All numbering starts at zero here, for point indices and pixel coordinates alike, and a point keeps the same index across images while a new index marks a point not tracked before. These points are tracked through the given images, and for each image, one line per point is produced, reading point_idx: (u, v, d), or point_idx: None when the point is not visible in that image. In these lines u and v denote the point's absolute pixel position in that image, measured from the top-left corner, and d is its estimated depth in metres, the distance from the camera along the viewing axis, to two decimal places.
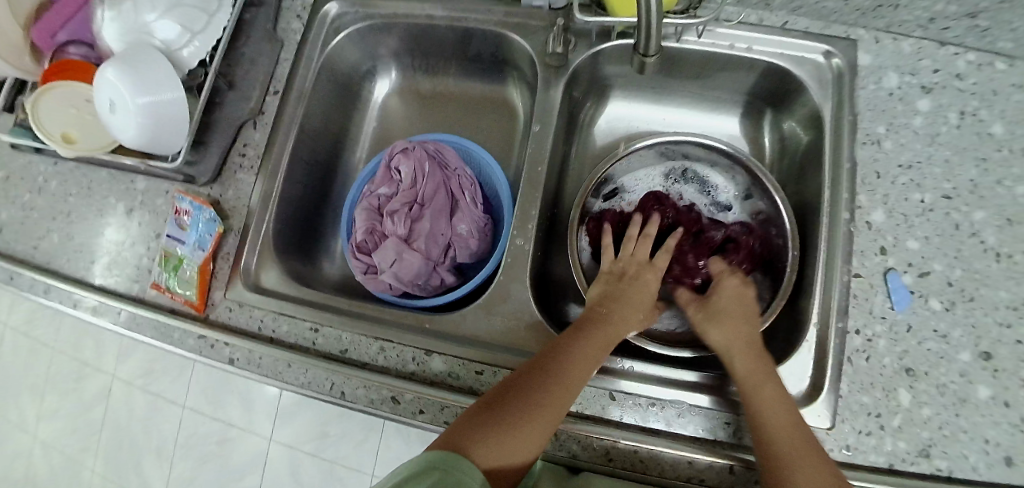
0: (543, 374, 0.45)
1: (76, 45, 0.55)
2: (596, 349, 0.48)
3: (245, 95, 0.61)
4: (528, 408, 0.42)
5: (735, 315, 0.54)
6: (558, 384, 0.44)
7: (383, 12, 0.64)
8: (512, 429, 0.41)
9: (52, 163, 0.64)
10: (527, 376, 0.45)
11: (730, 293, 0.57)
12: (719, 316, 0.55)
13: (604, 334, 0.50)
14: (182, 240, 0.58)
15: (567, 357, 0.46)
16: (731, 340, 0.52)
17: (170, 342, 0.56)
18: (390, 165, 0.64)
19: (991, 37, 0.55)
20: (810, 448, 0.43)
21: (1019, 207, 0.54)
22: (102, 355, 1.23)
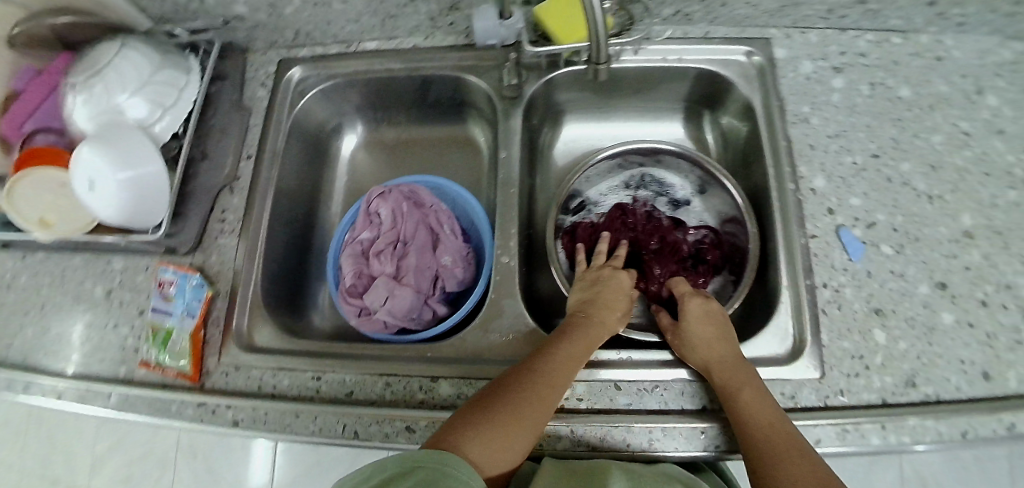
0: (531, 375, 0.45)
1: (42, 133, 0.55)
2: (578, 348, 0.49)
3: (219, 163, 0.63)
4: (519, 404, 0.42)
5: (704, 336, 0.53)
6: (548, 383, 0.44)
7: (345, 71, 0.68)
8: (505, 423, 0.41)
9: (19, 257, 0.63)
10: (515, 378, 0.45)
11: (696, 311, 0.56)
12: (688, 338, 0.54)
13: (585, 334, 0.51)
14: (169, 311, 0.58)
15: (556, 357, 0.47)
16: (706, 358, 0.52)
17: (169, 415, 0.54)
18: (369, 210, 0.66)
19: (883, 18, 0.63)
20: (801, 456, 0.43)
21: (938, 154, 0.60)
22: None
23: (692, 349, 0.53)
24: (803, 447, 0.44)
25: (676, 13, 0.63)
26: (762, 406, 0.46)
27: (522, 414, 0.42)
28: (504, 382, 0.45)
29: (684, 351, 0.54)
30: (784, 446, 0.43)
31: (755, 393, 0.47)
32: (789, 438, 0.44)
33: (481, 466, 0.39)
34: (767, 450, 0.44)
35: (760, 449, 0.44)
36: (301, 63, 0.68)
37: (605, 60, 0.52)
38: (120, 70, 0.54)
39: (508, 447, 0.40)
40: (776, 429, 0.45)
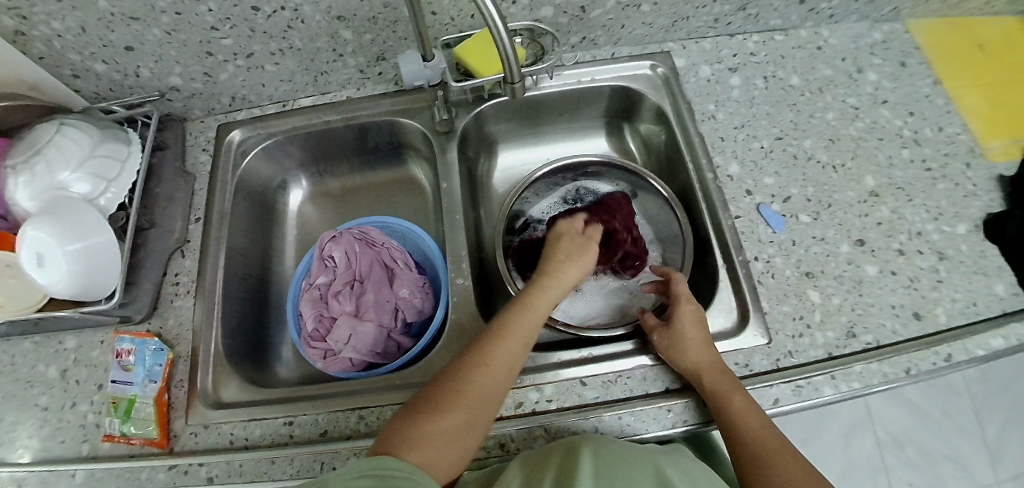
0: (475, 372, 0.46)
1: None
2: (522, 333, 0.50)
3: (167, 229, 0.65)
4: (448, 396, 0.45)
5: (695, 346, 0.52)
6: (476, 367, 0.47)
7: (285, 128, 0.72)
8: (435, 419, 0.43)
9: None
10: (459, 376, 0.46)
11: (689, 318, 0.54)
12: (677, 347, 0.53)
13: (529, 316, 0.52)
14: (130, 381, 0.57)
15: (485, 342, 0.49)
16: (697, 371, 0.51)
17: (138, 484, 0.52)
18: (323, 255, 0.67)
19: (764, 20, 0.70)
20: (791, 462, 0.45)
21: (833, 128, 0.67)
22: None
23: (681, 359, 0.52)
24: (790, 451, 0.46)
25: (582, 39, 0.69)
26: (751, 417, 0.47)
27: (468, 412, 0.44)
28: (449, 382, 0.46)
29: (673, 358, 0.53)
30: (776, 454, 0.46)
31: (744, 402, 0.48)
32: (779, 447, 0.46)
33: (426, 465, 0.41)
34: (763, 465, 0.45)
35: (760, 466, 0.45)
36: (240, 126, 0.72)
37: (519, 79, 0.51)
38: (61, 149, 0.56)
39: (456, 446, 0.43)
40: (767, 438, 0.46)
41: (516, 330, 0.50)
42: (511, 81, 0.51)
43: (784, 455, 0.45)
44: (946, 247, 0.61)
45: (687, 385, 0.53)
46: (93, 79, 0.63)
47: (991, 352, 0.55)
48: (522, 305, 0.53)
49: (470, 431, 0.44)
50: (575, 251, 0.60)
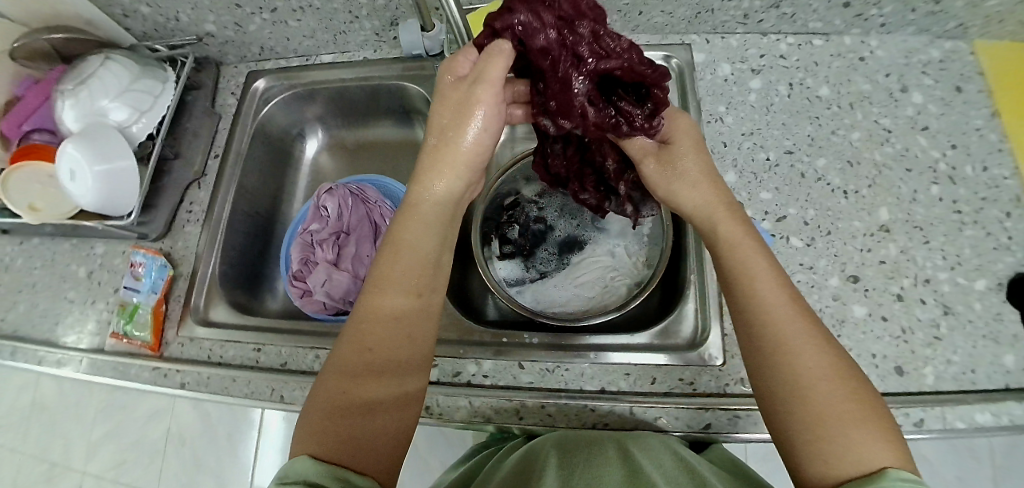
0: (361, 358, 0.42)
1: (40, 133, 0.66)
2: (397, 292, 0.44)
3: (189, 161, 0.72)
4: (353, 383, 0.40)
5: (702, 172, 0.48)
6: (368, 346, 0.42)
7: (305, 81, 0.77)
8: (350, 409, 0.39)
9: (18, 243, 0.74)
10: (346, 371, 0.41)
11: (687, 134, 0.50)
12: (684, 176, 0.48)
13: (404, 268, 0.45)
14: (137, 289, 0.65)
15: (369, 317, 0.43)
16: (706, 207, 0.46)
17: (128, 378, 0.61)
18: (317, 205, 0.71)
19: (801, 21, 0.67)
20: (818, 337, 0.39)
21: (855, 150, 0.63)
22: (67, 454, 1.23)
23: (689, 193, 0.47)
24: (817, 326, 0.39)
25: None
26: (768, 278, 0.41)
27: (372, 397, 0.41)
28: (337, 377, 0.41)
29: (682, 194, 0.48)
30: (800, 329, 0.39)
31: (764, 259, 0.43)
32: (803, 319, 0.39)
33: (355, 458, 0.37)
34: (785, 337, 0.39)
35: (784, 337, 0.39)
36: (264, 75, 0.77)
37: (465, 42, 0.55)
38: (101, 79, 0.64)
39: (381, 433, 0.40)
40: (791, 309, 0.40)
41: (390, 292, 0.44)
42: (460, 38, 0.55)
43: (808, 328, 0.39)
44: (956, 302, 0.55)
45: (623, 389, 0.53)
46: (140, 19, 0.71)
47: (972, 427, 0.50)
48: (391, 255, 0.46)
49: (385, 410, 0.41)
50: (450, 125, 0.46)
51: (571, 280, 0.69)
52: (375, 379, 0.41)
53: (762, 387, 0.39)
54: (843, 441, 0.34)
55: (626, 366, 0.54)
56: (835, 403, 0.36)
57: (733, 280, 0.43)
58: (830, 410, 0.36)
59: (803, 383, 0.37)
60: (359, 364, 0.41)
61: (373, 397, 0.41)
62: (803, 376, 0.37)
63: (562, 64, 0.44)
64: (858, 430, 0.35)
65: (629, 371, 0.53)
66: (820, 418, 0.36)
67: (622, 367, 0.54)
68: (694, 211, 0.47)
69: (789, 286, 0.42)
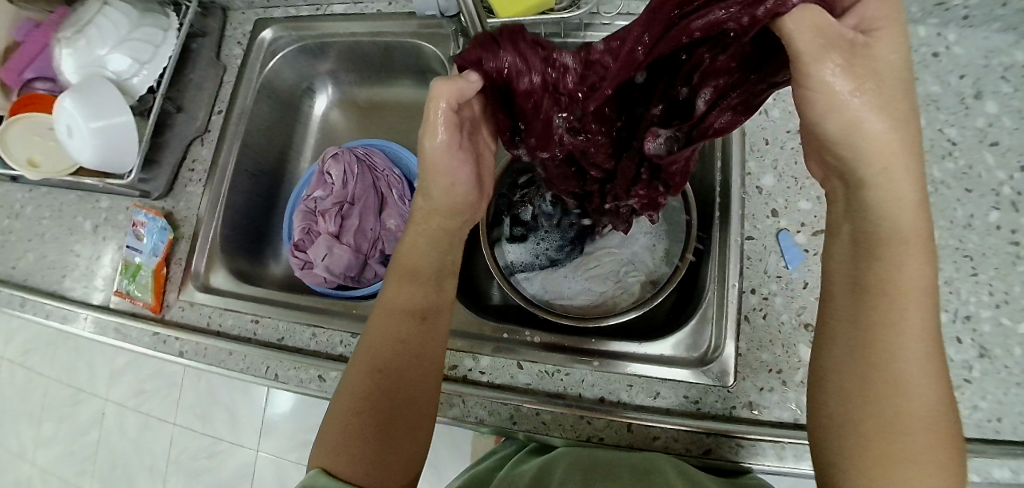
0: (385, 361, 0.44)
1: (42, 81, 0.66)
2: (418, 295, 0.47)
3: (191, 117, 0.70)
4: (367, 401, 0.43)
5: (890, 106, 0.33)
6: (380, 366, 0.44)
7: (315, 33, 0.71)
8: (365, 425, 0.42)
9: (28, 190, 0.77)
10: (364, 386, 0.44)
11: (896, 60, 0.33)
12: (878, 110, 0.33)
13: (409, 291, 0.47)
14: (139, 249, 0.66)
15: (383, 335, 0.45)
16: (886, 164, 0.33)
17: (129, 340, 0.64)
18: (322, 171, 0.68)
19: None
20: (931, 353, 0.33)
21: None
22: (94, 380, 1.32)
23: (870, 139, 0.33)
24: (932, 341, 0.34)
25: None
26: (917, 276, 0.33)
27: (393, 399, 0.43)
28: (365, 370, 0.44)
29: (860, 135, 0.33)
30: (925, 344, 0.33)
31: (921, 256, 0.33)
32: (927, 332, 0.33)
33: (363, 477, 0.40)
34: (914, 355, 0.33)
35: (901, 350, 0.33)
36: (273, 24, 0.72)
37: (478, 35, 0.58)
38: (99, 27, 0.62)
39: (401, 436, 0.43)
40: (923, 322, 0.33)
41: (409, 300, 0.47)
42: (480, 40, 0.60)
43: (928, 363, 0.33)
44: (994, 344, 0.51)
45: (624, 401, 0.51)
46: None
47: (986, 481, 0.48)
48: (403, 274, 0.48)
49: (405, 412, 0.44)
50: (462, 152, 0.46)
51: (583, 272, 0.65)
52: (396, 383, 0.44)
53: (832, 395, 0.35)
54: (913, 467, 0.32)
55: (630, 377, 0.52)
56: (920, 428, 0.32)
57: (871, 277, 0.34)
58: (921, 437, 0.32)
59: (897, 420, 0.32)
60: (382, 368, 0.44)
61: (394, 401, 0.43)
62: (908, 394, 0.32)
63: (545, 107, 0.40)
64: (938, 458, 0.32)
65: (632, 382, 0.52)
66: (903, 440, 0.32)
67: (627, 377, 0.52)
68: (858, 160, 0.34)
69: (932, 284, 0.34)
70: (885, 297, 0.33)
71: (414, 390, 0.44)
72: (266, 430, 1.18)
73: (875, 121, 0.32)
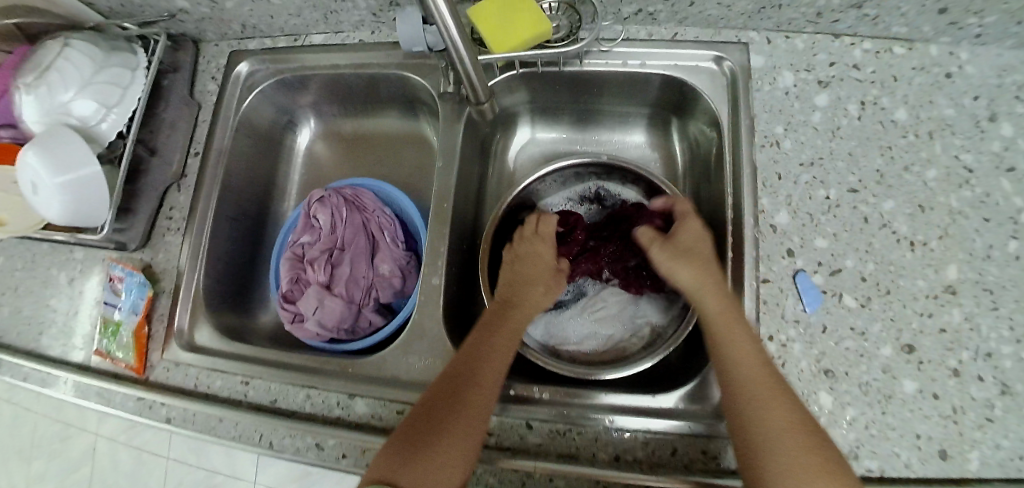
0: (452, 382, 0.47)
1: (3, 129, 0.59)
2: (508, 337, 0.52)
3: (167, 161, 0.66)
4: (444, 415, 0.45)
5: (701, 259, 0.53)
6: (472, 385, 0.47)
7: (293, 66, 0.67)
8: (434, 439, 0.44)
9: None
10: (445, 400, 0.46)
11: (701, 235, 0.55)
12: (690, 260, 0.53)
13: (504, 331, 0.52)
14: (118, 305, 0.63)
15: (478, 358, 0.49)
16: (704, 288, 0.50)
17: (112, 405, 0.60)
18: (309, 215, 0.64)
19: (883, 25, 0.56)
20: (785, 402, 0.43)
21: (929, 192, 0.54)
22: (84, 414, 1.28)
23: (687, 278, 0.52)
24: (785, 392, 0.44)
25: (638, 11, 0.58)
26: (756, 354, 0.46)
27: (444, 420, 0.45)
28: (448, 385, 0.47)
29: (679, 270, 0.53)
30: (773, 399, 0.43)
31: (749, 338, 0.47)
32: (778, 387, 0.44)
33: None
34: (768, 405, 0.43)
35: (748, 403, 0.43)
36: (249, 57, 0.68)
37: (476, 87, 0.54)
38: (60, 71, 0.56)
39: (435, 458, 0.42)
40: (765, 377, 0.44)
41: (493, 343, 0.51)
42: (479, 101, 0.58)
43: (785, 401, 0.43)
44: (1017, 381, 0.49)
45: (640, 460, 0.49)
46: None
47: None
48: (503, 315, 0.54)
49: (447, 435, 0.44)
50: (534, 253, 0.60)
51: (588, 315, 0.63)
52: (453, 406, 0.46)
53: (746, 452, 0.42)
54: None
55: (646, 433, 0.49)
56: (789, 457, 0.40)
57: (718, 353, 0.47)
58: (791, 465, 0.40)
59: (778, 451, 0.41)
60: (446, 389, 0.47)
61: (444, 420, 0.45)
62: (763, 431, 0.42)
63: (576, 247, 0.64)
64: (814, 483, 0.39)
65: (649, 439, 0.49)
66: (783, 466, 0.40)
67: (641, 434, 0.50)
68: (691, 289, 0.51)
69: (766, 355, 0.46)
70: (734, 370, 0.45)
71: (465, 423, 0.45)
72: (266, 462, 1.15)
73: (683, 275, 0.52)
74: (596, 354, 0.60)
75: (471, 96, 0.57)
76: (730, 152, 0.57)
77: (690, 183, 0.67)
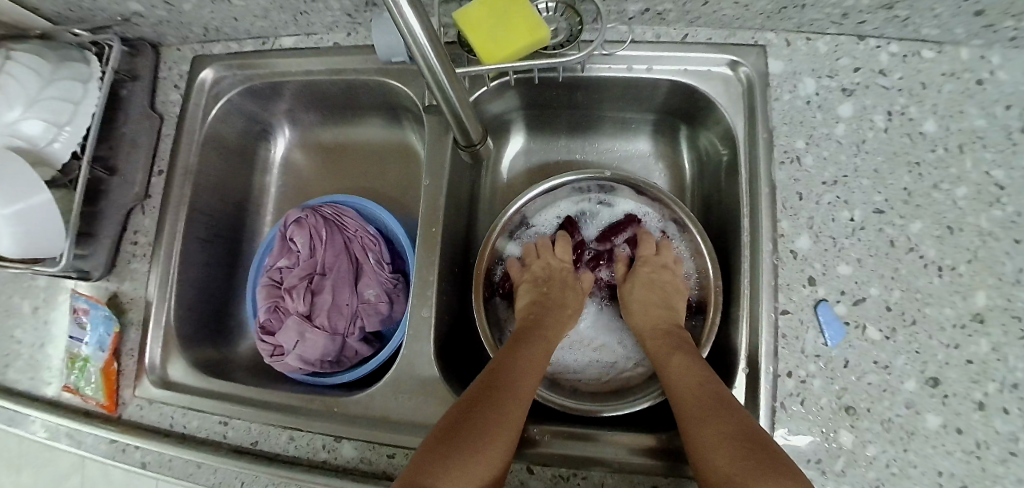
0: (489, 387, 0.44)
1: None
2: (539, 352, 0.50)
3: (129, 180, 0.60)
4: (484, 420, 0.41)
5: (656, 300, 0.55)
6: (511, 395, 0.44)
7: (263, 72, 0.60)
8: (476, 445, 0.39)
9: None
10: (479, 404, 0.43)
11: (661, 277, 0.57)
12: (644, 302, 0.55)
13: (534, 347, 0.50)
14: (84, 340, 0.58)
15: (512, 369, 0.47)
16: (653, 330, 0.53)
17: (84, 447, 0.56)
18: (285, 236, 0.59)
19: (913, 26, 0.50)
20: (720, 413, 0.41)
21: (958, 212, 0.50)
22: None
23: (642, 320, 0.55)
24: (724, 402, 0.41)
25: (646, 11, 0.52)
26: (687, 373, 0.46)
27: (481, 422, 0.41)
28: (484, 390, 0.44)
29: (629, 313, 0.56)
30: (699, 409, 0.42)
31: (682, 362, 0.47)
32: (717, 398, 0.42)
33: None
34: (694, 415, 0.42)
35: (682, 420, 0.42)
36: (212, 62, 0.62)
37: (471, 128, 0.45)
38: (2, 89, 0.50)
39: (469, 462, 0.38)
40: (691, 390, 0.44)
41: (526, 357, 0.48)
42: (471, 144, 0.48)
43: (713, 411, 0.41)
44: None
45: None
46: None
47: None
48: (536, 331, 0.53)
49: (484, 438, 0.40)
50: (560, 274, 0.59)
51: (588, 342, 0.60)
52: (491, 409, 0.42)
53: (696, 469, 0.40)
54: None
55: (655, 477, 0.47)
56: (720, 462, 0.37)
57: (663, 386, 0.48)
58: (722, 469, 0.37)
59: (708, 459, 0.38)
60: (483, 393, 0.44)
61: (482, 423, 0.41)
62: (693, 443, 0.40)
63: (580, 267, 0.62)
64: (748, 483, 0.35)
65: (657, 484, 0.47)
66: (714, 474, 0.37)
67: (650, 478, 0.47)
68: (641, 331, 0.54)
69: (706, 371, 0.45)
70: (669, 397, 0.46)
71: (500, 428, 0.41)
72: None
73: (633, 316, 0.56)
74: (598, 384, 0.57)
75: (460, 139, 0.47)
76: (746, 169, 0.52)
77: (698, 196, 0.63)
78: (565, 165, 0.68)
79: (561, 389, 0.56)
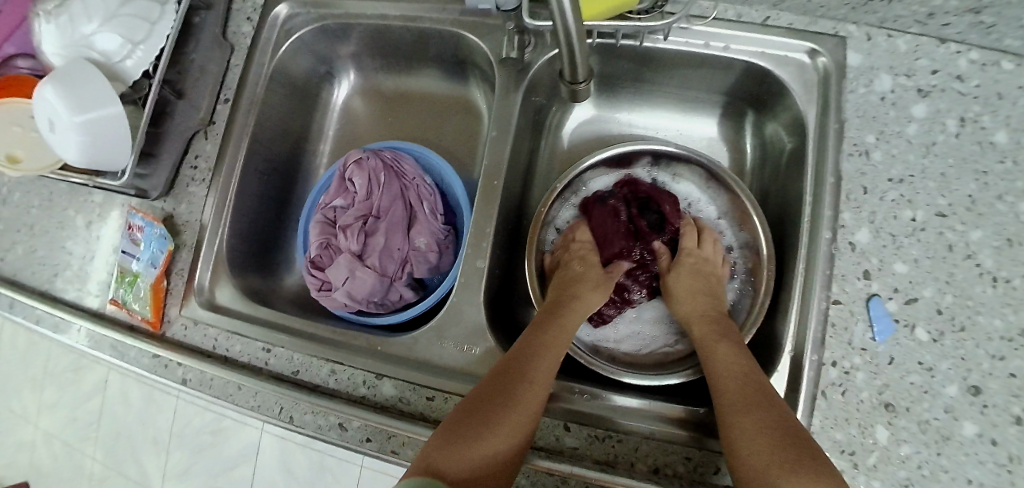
0: (504, 379, 0.43)
1: (26, 59, 0.57)
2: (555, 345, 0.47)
3: (195, 105, 0.61)
4: (496, 404, 0.42)
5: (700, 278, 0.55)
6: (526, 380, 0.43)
7: (337, 12, 0.61)
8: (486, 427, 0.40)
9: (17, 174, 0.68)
10: (494, 388, 0.43)
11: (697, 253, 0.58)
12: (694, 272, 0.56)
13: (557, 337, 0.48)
14: (136, 256, 0.59)
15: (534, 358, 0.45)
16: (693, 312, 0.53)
17: (127, 359, 0.58)
18: (344, 176, 0.60)
19: (998, 35, 0.50)
20: (761, 407, 0.40)
21: (1020, 225, 0.48)
22: None
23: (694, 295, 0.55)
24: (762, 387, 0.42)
25: None
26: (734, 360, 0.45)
27: (495, 415, 0.41)
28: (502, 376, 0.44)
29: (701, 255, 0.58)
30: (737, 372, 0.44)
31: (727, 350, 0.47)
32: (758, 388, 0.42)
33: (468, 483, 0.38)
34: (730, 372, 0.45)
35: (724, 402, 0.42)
36: None
37: (578, 82, 0.46)
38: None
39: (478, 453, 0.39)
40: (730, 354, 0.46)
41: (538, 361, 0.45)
42: (576, 81, 0.47)
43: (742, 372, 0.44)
44: None
45: (681, 475, 0.46)
46: None
47: None
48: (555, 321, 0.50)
49: (479, 448, 0.39)
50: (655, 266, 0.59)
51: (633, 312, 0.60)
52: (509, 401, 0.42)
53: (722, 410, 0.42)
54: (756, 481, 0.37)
55: (688, 449, 0.47)
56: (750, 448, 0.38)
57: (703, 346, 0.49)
58: (748, 437, 0.39)
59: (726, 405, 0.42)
60: (482, 404, 0.42)
61: (497, 405, 0.41)
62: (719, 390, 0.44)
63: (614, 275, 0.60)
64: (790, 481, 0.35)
65: (691, 455, 0.47)
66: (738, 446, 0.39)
67: (684, 449, 0.47)
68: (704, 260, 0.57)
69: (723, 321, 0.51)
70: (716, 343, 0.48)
71: (504, 431, 0.40)
72: None
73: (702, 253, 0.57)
74: (631, 354, 0.57)
75: (565, 75, 0.47)
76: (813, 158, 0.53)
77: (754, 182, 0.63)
78: (624, 138, 0.68)
79: (599, 357, 0.57)
